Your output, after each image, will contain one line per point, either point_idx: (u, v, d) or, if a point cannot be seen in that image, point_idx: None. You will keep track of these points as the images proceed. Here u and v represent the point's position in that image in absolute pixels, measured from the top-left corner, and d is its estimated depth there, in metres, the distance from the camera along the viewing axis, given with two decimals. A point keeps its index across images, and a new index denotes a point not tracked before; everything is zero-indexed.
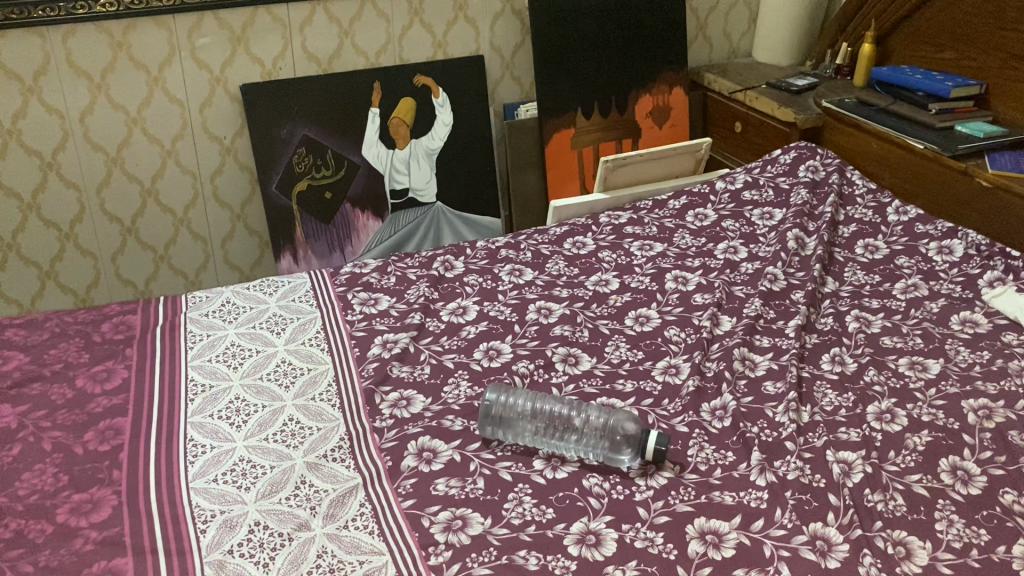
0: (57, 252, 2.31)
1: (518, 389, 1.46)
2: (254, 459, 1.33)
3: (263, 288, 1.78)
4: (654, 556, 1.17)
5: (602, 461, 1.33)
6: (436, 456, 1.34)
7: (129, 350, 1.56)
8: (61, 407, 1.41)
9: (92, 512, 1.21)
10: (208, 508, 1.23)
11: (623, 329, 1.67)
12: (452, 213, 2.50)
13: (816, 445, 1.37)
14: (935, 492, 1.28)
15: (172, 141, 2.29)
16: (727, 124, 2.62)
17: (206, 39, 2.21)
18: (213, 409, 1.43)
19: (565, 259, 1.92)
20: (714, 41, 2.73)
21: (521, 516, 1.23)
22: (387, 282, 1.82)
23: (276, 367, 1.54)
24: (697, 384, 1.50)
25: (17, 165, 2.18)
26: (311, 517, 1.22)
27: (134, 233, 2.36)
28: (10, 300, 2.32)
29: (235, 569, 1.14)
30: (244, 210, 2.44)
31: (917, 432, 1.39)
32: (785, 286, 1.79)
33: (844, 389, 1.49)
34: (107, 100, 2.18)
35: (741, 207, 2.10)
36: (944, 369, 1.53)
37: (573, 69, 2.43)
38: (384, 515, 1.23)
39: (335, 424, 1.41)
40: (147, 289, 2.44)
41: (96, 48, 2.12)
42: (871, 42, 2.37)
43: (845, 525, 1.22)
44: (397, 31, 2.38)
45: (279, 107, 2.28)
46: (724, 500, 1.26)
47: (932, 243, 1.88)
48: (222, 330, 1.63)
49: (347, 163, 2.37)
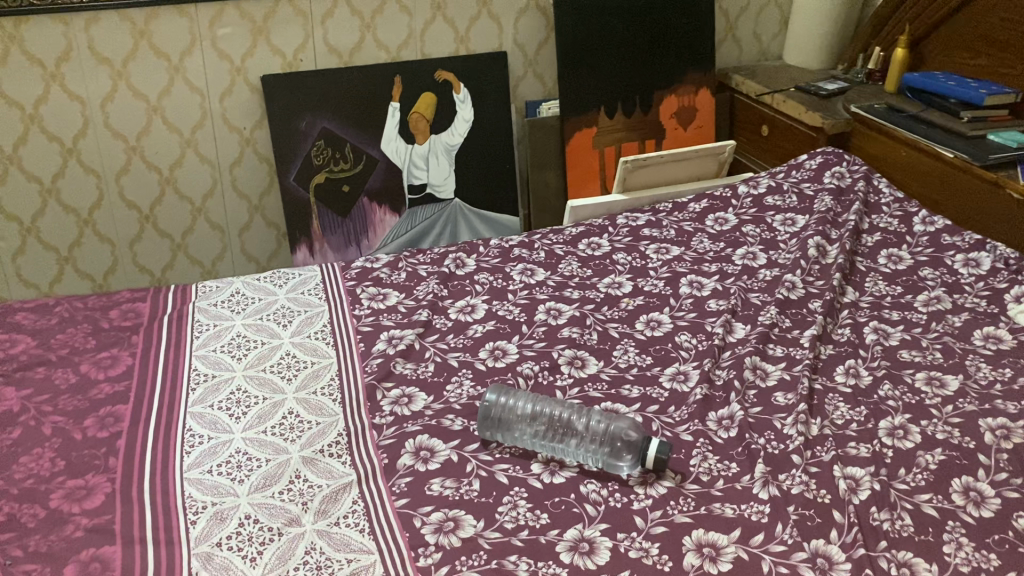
0: (76, 237, 2.33)
1: (520, 391, 1.44)
2: (250, 452, 1.32)
3: (273, 280, 1.78)
4: (648, 567, 1.14)
5: (603, 468, 1.30)
6: (433, 456, 1.32)
7: (135, 337, 1.56)
8: (64, 392, 1.41)
9: (85, 498, 1.21)
10: (200, 500, 1.22)
11: (633, 333, 1.64)
12: (470, 211, 2.48)
13: (823, 459, 1.33)
14: (945, 513, 1.23)
15: (192, 131, 2.30)
16: (754, 127, 2.57)
17: (227, 29, 2.21)
18: (215, 399, 1.42)
19: (579, 260, 1.89)
20: (743, 42, 2.68)
21: (515, 521, 1.21)
22: (397, 278, 1.81)
23: (281, 359, 1.53)
24: (705, 393, 1.46)
25: (38, 150, 2.20)
26: (302, 513, 1.21)
27: (152, 221, 2.37)
28: (29, 283, 2.34)
29: (223, 562, 1.13)
30: (262, 201, 2.44)
31: (930, 450, 1.35)
32: (803, 294, 1.75)
33: (857, 403, 1.45)
34: (128, 88, 2.20)
35: (762, 212, 2.06)
36: (963, 386, 1.48)
37: (597, 67, 2.40)
38: (376, 513, 1.21)
39: (335, 420, 1.39)
40: (163, 277, 2.45)
41: (118, 36, 2.13)
42: (904, 47, 2.31)
43: (848, 543, 1.18)
44: (420, 25, 2.37)
45: (298, 100, 2.28)
46: (724, 513, 1.23)
47: (959, 254, 1.83)
48: (228, 321, 1.63)
49: (366, 157, 2.36)
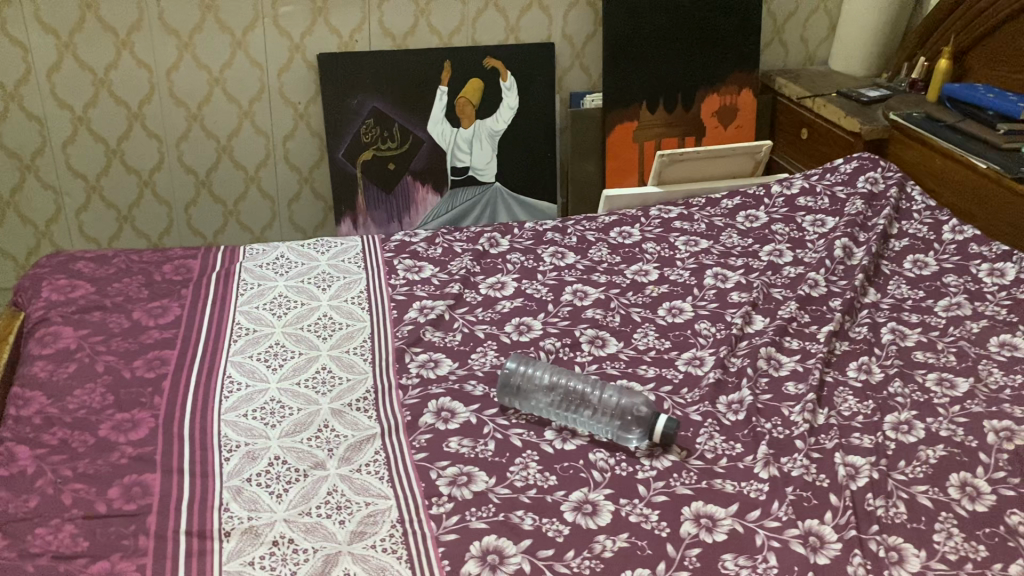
0: (135, 197, 2.45)
1: (539, 362, 1.52)
2: (284, 400, 1.41)
3: (317, 247, 1.87)
4: (646, 531, 1.20)
5: (613, 439, 1.37)
6: (454, 417, 1.40)
7: (184, 290, 1.67)
8: (117, 334, 1.52)
9: (131, 431, 1.32)
10: (235, 439, 1.32)
11: (654, 318, 1.71)
12: (509, 195, 2.56)
13: (826, 446, 1.38)
14: (939, 504, 1.28)
15: (249, 102, 2.41)
16: (794, 130, 2.60)
17: (289, 8, 2.31)
18: (254, 350, 1.52)
19: (608, 247, 1.96)
20: (790, 46, 2.72)
21: (525, 480, 1.28)
22: (433, 252, 1.89)
23: (318, 319, 1.62)
24: (718, 377, 1.52)
25: (107, 113, 2.33)
26: (328, 458, 1.30)
27: (207, 186, 2.48)
28: (90, 237, 2.48)
29: (252, 495, 1.22)
30: (312, 173, 2.54)
31: (932, 445, 1.39)
32: (824, 292, 1.79)
33: (865, 397, 1.50)
34: (193, 59, 2.32)
35: (793, 212, 2.10)
36: (972, 389, 1.52)
37: (641, 63, 2.46)
38: (396, 463, 1.30)
39: (364, 377, 1.48)
40: (214, 240, 2.56)
41: (186, 9, 2.25)
42: (948, 58, 2.34)
43: (841, 525, 1.23)
44: (472, 13, 2.45)
45: (352, 79, 2.38)
46: (724, 488, 1.29)
47: (985, 264, 1.86)
48: (272, 281, 1.73)
49: (412, 137, 2.46)
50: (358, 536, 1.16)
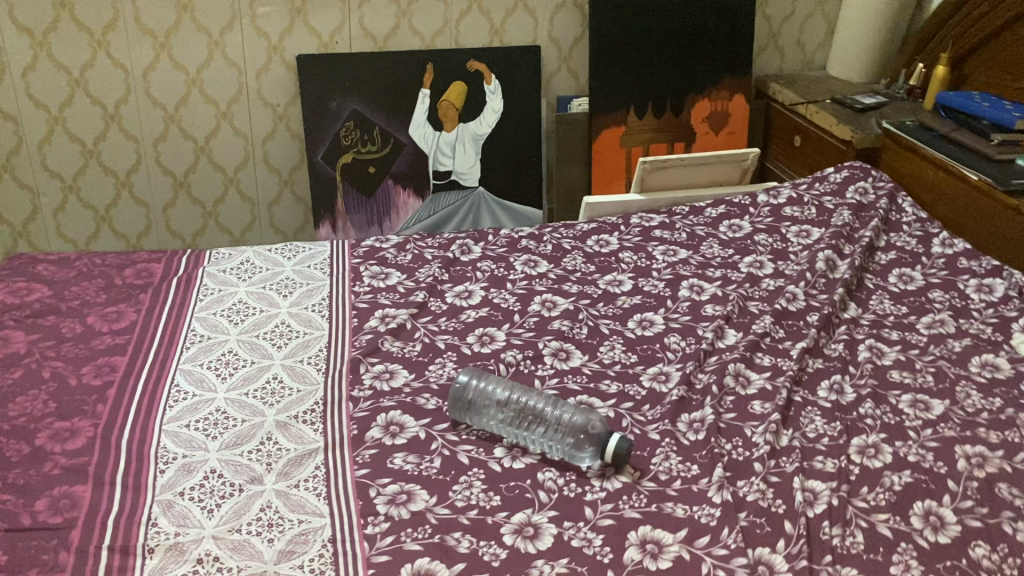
0: (113, 198, 2.44)
1: (496, 377, 1.48)
2: (228, 411, 1.38)
3: (283, 252, 1.84)
4: (587, 556, 1.16)
5: (564, 458, 1.32)
6: (402, 431, 1.37)
7: (143, 295, 1.65)
8: (67, 340, 1.50)
9: (68, 440, 1.29)
10: (171, 451, 1.29)
11: (623, 331, 1.66)
12: (493, 200, 2.52)
13: (785, 470, 1.32)
14: (900, 534, 1.22)
15: (227, 103, 2.38)
16: (788, 137, 2.54)
17: (268, 8, 2.29)
18: (205, 358, 1.49)
19: (583, 256, 1.91)
20: (787, 50, 2.66)
21: (466, 499, 1.24)
22: (402, 259, 1.85)
23: (275, 327, 1.59)
24: (681, 394, 1.47)
25: (83, 113, 2.32)
26: (265, 472, 1.26)
27: (186, 188, 2.47)
28: (68, 238, 2.47)
29: (182, 510, 1.19)
30: (292, 175, 2.52)
31: (898, 471, 1.33)
32: (803, 306, 1.73)
33: (833, 418, 1.44)
34: (170, 59, 2.30)
35: (778, 222, 2.03)
36: (948, 412, 1.45)
37: (629, 67, 2.41)
38: (335, 480, 1.26)
39: (315, 388, 1.45)
40: (193, 242, 2.54)
41: (162, 9, 2.23)
42: (945, 65, 2.27)
43: (792, 554, 1.17)
44: (455, 15, 2.41)
45: (333, 81, 2.35)
46: (674, 512, 1.23)
47: (973, 279, 1.79)
48: (233, 287, 1.70)
49: (394, 140, 2.42)
50: (286, 556, 1.13)
